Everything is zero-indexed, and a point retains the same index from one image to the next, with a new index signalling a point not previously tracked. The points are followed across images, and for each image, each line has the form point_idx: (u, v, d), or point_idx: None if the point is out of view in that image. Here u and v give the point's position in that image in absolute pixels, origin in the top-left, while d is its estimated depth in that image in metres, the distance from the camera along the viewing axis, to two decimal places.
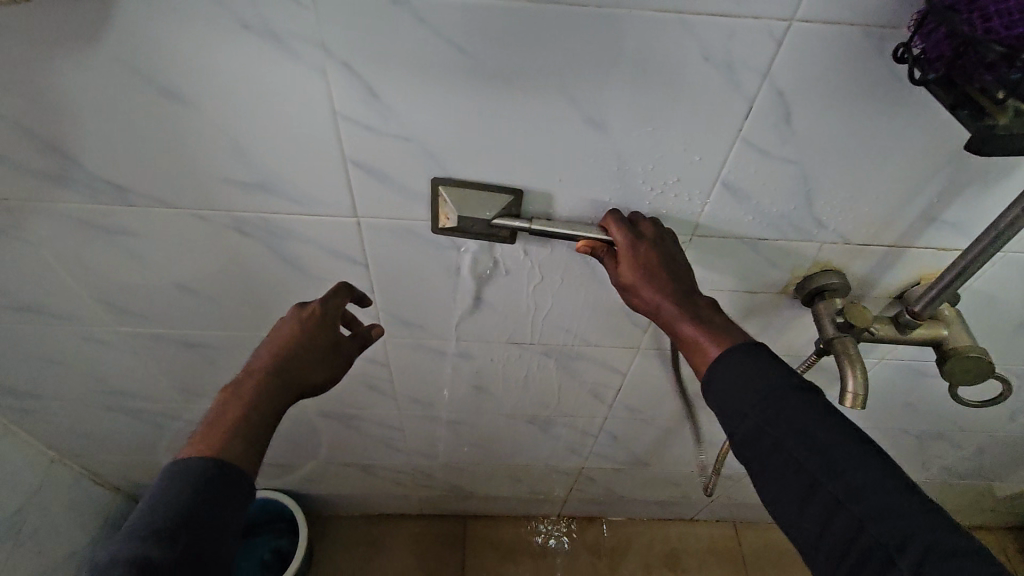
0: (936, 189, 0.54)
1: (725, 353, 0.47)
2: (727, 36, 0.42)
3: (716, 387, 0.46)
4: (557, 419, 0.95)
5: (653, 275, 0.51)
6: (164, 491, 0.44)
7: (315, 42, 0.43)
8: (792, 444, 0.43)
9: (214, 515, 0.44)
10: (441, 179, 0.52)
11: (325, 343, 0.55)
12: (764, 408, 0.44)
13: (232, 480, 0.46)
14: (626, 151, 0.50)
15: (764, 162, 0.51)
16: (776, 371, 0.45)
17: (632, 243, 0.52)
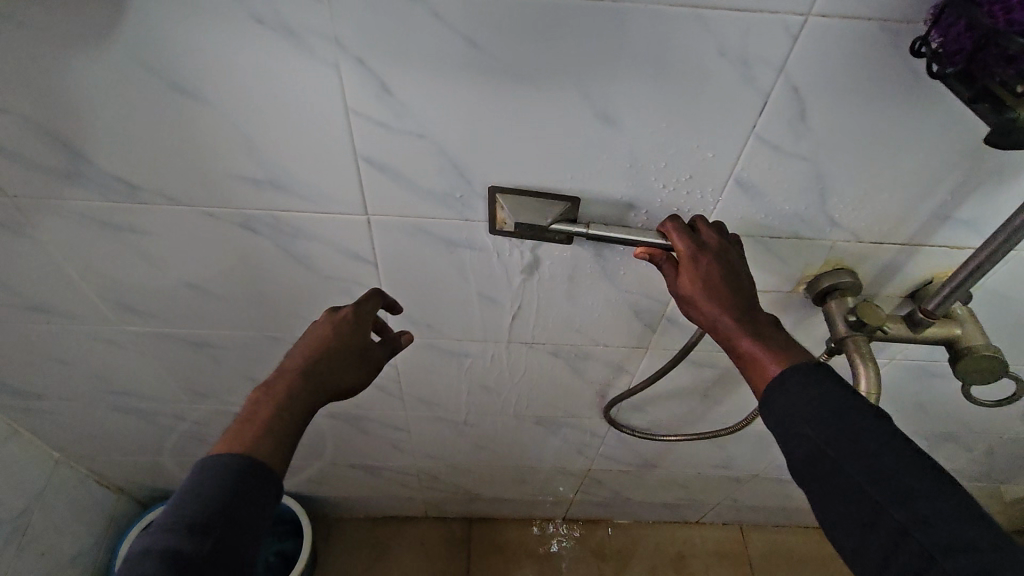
0: (951, 186, 0.53)
1: (785, 374, 0.47)
2: (743, 31, 0.42)
3: (777, 405, 0.46)
4: (564, 420, 0.95)
5: (716, 289, 0.49)
6: (198, 484, 0.43)
7: (326, 38, 0.43)
8: (854, 467, 0.42)
9: (242, 512, 0.43)
10: (499, 186, 0.53)
11: (357, 346, 0.56)
12: (826, 427, 0.44)
13: (260, 477, 0.45)
14: (639, 147, 0.50)
15: (778, 159, 0.51)
16: (838, 390, 0.45)
17: (696, 253, 0.50)
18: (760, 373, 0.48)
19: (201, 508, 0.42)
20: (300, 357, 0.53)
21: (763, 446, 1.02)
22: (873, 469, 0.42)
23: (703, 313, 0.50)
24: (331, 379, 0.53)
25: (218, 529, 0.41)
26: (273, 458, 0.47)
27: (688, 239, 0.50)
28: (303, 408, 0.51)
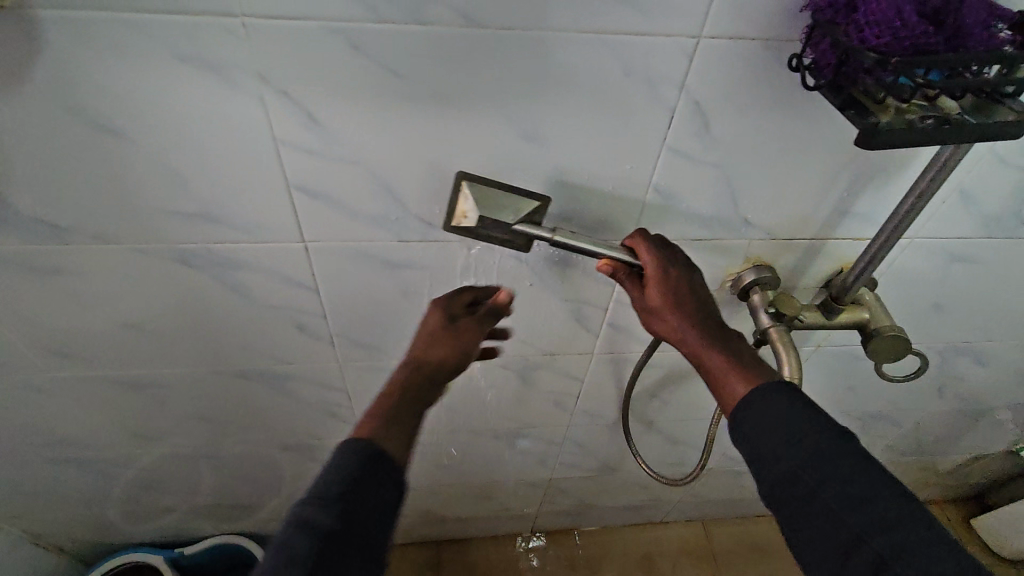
0: (846, 183, 0.58)
1: (747, 390, 0.51)
2: (645, 52, 0.45)
3: (746, 420, 0.50)
4: (522, 432, 0.96)
5: (680, 304, 0.54)
6: (334, 465, 0.44)
7: (251, 73, 0.44)
8: (830, 493, 0.45)
9: (372, 498, 0.43)
10: (467, 175, 0.52)
11: (457, 331, 0.56)
12: (804, 455, 0.46)
13: (389, 470, 0.45)
14: (563, 162, 0.53)
15: (691, 168, 0.55)
16: (815, 423, 0.47)
17: (664, 271, 0.54)
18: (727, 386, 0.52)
19: (337, 484, 0.42)
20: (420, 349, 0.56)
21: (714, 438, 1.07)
22: (851, 498, 0.44)
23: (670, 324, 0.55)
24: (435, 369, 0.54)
25: (346, 510, 0.41)
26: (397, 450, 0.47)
27: (659, 257, 0.54)
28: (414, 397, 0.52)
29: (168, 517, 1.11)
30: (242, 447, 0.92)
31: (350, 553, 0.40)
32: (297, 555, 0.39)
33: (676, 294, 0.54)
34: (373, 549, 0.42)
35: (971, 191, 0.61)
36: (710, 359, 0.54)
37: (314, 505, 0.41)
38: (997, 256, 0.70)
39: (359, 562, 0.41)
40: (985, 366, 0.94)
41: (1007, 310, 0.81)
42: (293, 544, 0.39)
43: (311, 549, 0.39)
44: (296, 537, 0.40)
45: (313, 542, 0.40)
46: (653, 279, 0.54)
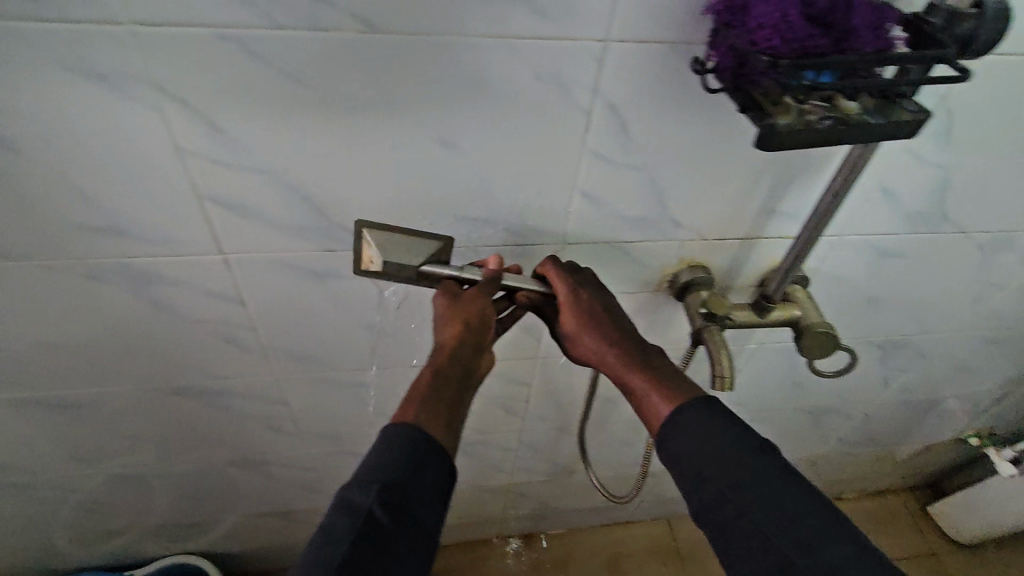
0: (769, 182, 0.59)
1: (671, 413, 0.52)
2: (553, 56, 0.45)
3: (671, 445, 0.51)
4: (475, 438, 0.95)
5: (596, 327, 0.56)
6: (386, 453, 0.46)
7: (145, 82, 0.42)
8: (757, 514, 0.46)
9: (417, 484, 0.45)
10: (367, 221, 0.54)
11: (471, 305, 0.54)
12: (728, 478, 0.48)
13: (435, 460, 0.47)
14: (483, 167, 0.52)
15: (614, 171, 0.55)
16: (737, 440, 0.49)
17: (575, 296, 0.56)
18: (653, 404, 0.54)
19: (382, 470, 0.45)
20: (445, 331, 0.54)
21: None
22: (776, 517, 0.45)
23: (589, 348, 0.57)
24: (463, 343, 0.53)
25: (391, 495, 0.44)
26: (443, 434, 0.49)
27: (568, 284, 0.56)
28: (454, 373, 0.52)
29: (116, 540, 1.07)
30: (185, 464, 0.90)
31: (397, 536, 0.43)
32: (340, 535, 0.42)
33: (589, 317, 0.56)
34: (423, 532, 0.44)
35: (892, 188, 0.62)
36: (630, 378, 0.55)
37: (361, 489, 0.44)
38: (925, 250, 0.72)
39: (408, 543, 0.43)
40: (926, 357, 0.97)
41: (941, 303, 0.82)
42: (341, 526, 0.42)
43: (359, 531, 0.42)
44: (343, 519, 0.43)
45: (360, 525, 0.42)
46: (564, 305, 0.56)
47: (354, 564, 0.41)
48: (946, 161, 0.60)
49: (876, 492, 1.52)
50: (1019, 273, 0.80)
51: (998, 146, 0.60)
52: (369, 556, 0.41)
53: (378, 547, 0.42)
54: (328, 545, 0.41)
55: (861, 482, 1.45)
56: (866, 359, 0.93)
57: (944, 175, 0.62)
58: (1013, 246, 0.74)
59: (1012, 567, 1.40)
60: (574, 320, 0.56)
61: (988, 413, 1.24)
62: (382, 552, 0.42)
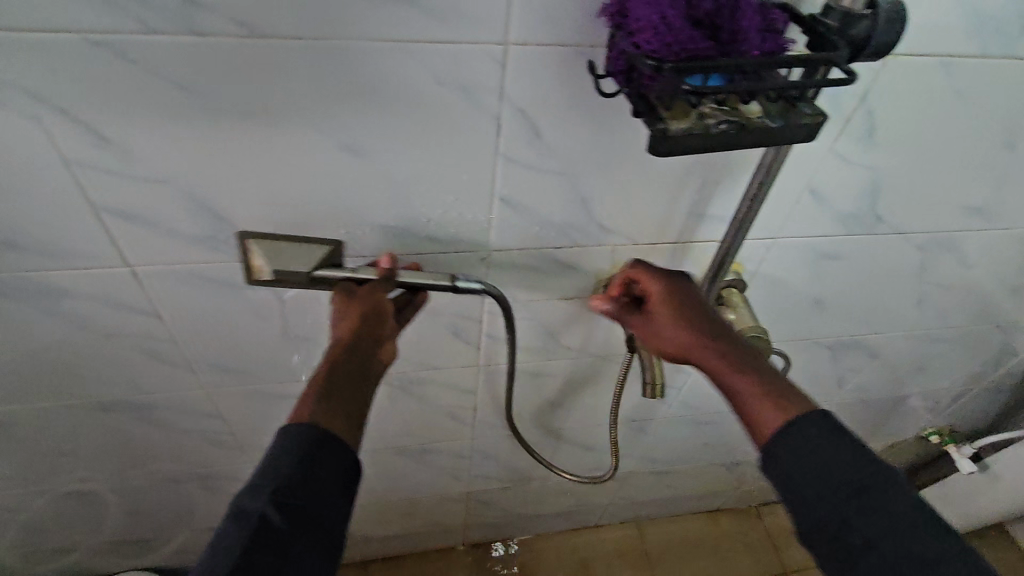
0: (695, 186, 0.58)
1: (789, 421, 0.51)
2: (453, 61, 0.44)
3: (780, 455, 0.50)
4: (426, 447, 0.94)
5: (697, 330, 0.56)
6: (277, 455, 0.44)
7: (17, 90, 0.40)
8: (875, 535, 0.46)
9: (316, 482, 0.43)
10: (248, 231, 0.52)
11: (367, 299, 0.53)
12: (877, 492, 0.47)
13: (334, 454, 0.45)
14: (394, 174, 0.51)
15: (532, 177, 0.54)
16: (851, 457, 0.49)
17: (667, 298, 0.57)
18: (762, 410, 0.52)
19: (276, 472, 0.43)
20: (340, 326, 0.52)
21: (627, 442, 1.07)
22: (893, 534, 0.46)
23: (699, 354, 0.56)
24: (359, 337, 0.51)
25: (286, 496, 0.42)
26: (342, 428, 0.47)
27: (664, 286, 0.57)
28: (347, 368, 0.50)
29: (61, 559, 1.04)
30: (125, 480, 0.87)
31: (294, 537, 0.41)
32: (233, 544, 0.40)
33: (701, 319, 0.57)
34: (324, 529, 0.43)
35: (821, 190, 0.62)
36: (736, 384, 0.54)
37: (254, 495, 0.42)
38: (862, 252, 0.72)
39: (307, 542, 0.42)
40: (877, 357, 0.97)
41: (885, 304, 0.82)
42: (233, 534, 0.40)
43: (251, 537, 0.40)
44: (234, 527, 0.41)
45: (252, 530, 0.40)
46: (661, 309, 0.57)
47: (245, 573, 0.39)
48: (873, 162, 0.60)
49: None
50: (960, 273, 0.80)
51: (924, 146, 0.59)
52: (264, 561, 0.39)
53: (273, 550, 0.40)
54: (218, 558, 0.39)
55: None
56: (817, 361, 0.93)
57: (873, 176, 0.62)
58: (952, 247, 0.74)
59: None
60: (683, 320, 0.56)
61: (947, 411, 1.25)
62: (279, 555, 0.40)
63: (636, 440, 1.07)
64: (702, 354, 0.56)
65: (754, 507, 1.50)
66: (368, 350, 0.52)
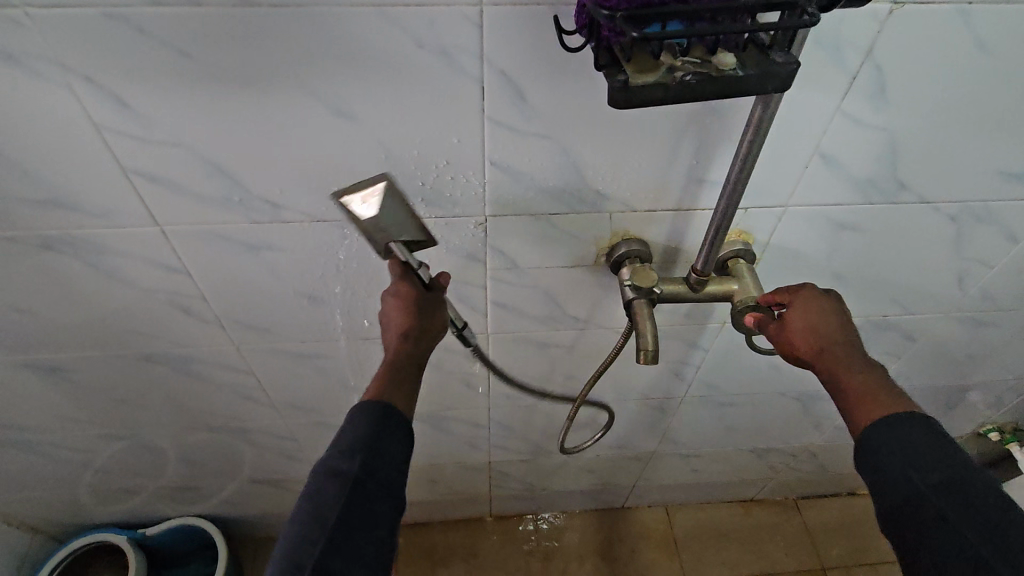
0: (690, 151, 0.57)
1: (895, 416, 0.51)
2: (431, 23, 0.46)
3: (875, 444, 0.51)
4: (442, 412, 0.97)
5: (821, 336, 0.57)
6: (352, 426, 0.48)
7: (52, 61, 0.46)
8: (955, 516, 0.45)
9: (387, 453, 0.48)
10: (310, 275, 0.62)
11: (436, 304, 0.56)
12: (959, 478, 0.47)
13: (397, 428, 0.49)
14: (384, 137, 0.54)
15: (520, 140, 0.55)
16: (947, 447, 0.49)
17: (809, 304, 0.59)
18: (866, 412, 0.53)
19: (354, 440, 0.47)
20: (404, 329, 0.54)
21: (646, 421, 1.06)
22: (980, 518, 0.44)
23: (818, 355, 0.57)
24: (424, 337, 0.55)
25: (366, 462, 0.46)
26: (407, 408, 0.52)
27: (812, 297, 0.59)
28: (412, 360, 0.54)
29: (127, 501, 1.17)
30: (173, 430, 0.96)
31: (374, 496, 0.46)
32: (324, 502, 0.44)
33: (820, 327, 0.58)
34: (394, 494, 0.47)
35: (832, 155, 0.59)
36: (851, 383, 0.55)
37: (341, 456, 0.46)
38: (884, 223, 0.68)
39: (383, 503, 0.46)
40: (916, 341, 0.91)
41: (918, 280, 0.77)
42: (322, 494, 0.44)
43: (342, 496, 0.44)
44: (330, 486, 0.45)
45: (341, 491, 0.44)
46: (799, 311, 0.59)
47: (340, 529, 0.43)
48: (888, 123, 0.57)
49: None
50: (1006, 250, 0.73)
51: (945, 105, 0.56)
52: (354, 517, 0.44)
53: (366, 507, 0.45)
54: (312, 517, 0.43)
55: None
56: None
57: (889, 138, 0.58)
58: (992, 219, 0.69)
59: None
60: (801, 326, 0.58)
61: (1010, 407, 1.15)
62: (364, 513, 0.45)
63: (656, 419, 1.06)
64: (823, 356, 0.57)
65: (791, 500, 1.45)
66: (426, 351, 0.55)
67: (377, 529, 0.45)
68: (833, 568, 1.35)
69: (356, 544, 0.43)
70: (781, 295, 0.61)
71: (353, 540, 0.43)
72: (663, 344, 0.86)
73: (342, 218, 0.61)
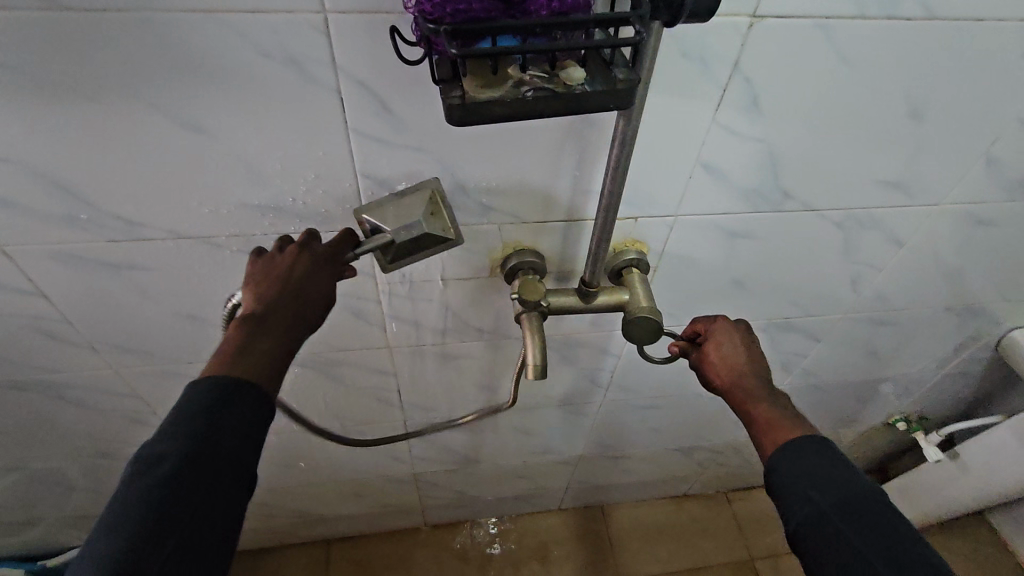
0: (572, 163, 0.56)
1: (797, 439, 0.51)
2: (273, 32, 0.43)
3: (781, 466, 0.50)
4: (356, 427, 0.94)
5: (734, 365, 0.58)
6: (191, 395, 0.43)
7: None
8: (857, 538, 0.45)
9: (236, 429, 0.43)
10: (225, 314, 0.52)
11: (328, 274, 0.51)
12: (860, 501, 0.46)
13: (254, 403, 0.44)
14: (242, 150, 0.50)
15: (392, 152, 0.52)
16: (846, 468, 0.48)
17: (722, 335, 0.60)
18: (770, 439, 0.52)
19: (192, 414, 0.42)
20: (296, 296, 0.48)
21: (570, 425, 1.05)
22: (880, 545, 0.44)
23: (729, 382, 0.57)
24: (299, 300, 0.48)
25: (199, 436, 0.41)
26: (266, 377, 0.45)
27: (724, 329, 0.60)
28: (280, 321, 0.47)
29: (24, 533, 1.08)
30: (61, 459, 0.90)
31: (211, 478, 0.40)
32: (142, 485, 0.39)
33: (730, 359, 0.59)
34: (240, 472, 0.42)
35: (714, 164, 0.59)
36: (758, 410, 0.54)
37: (166, 433, 0.41)
38: (775, 231, 0.69)
39: (227, 485, 0.41)
40: (822, 340, 0.93)
41: (816, 283, 0.79)
42: (147, 476, 0.39)
43: (171, 477, 0.39)
44: (149, 465, 0.40)
45: (170, 473, 0.39)
46: (714, 341, 0.60)
47: (168, 513, 0.38)
48: (766, 135, 0.57)
49: None
50: (894, 252, 0.76)
51: (819, 117, 0.56)
52: (176, 499, 0.39)
53: (190, 485, 0.40)
54: (131, 504, 0.38)
55: None
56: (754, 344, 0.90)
57: (769, 149, 0.59)
58: (876, 226, 0.71)
59: (944, 552, 1.38)
60: (715, 356, 0.59)
61: (918, 397, 1.20)
62: (201, 496, 0.40)
63: (579, 423, 1.05)
64: (735, 384, 0.57)
65: (722, 493, 1.48)
66: (298, 319, 0.48)
67: (219, 510, 0.41)
68: (762, 558, 1.39)
69: (192, 528, 0.39)
70: (700, 325, 0.62)
71: (179, 526, 0.38)
72: (575, 351, 0.86)
73: (210, 235, 0.57)
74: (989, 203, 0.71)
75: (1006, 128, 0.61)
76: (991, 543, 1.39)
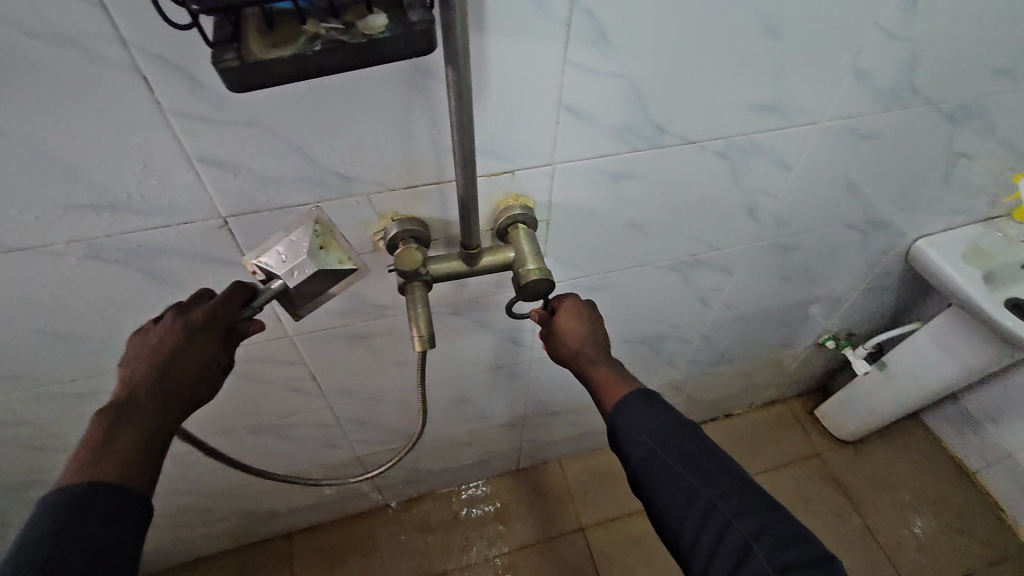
0: (426, 122, 0.53)
1: (629, 392, 0.57)
2: (32, 8, 0.38)
3: (620, 415, 0.55)
4: (281, 421, 0.92)
5: (590, 339, 0.62)
6: (38, 517, 0.42)
7: None
8: (678, 464, 0.51)
9: (90, 542, 0.42)
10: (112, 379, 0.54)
11: (204, 342, 0.52)
12: (676, 432, 0.53)
13: (111, 513, 0.44)
14: (48, 148, 0.46)
15: (222, 131, 0.49)
16: (666, 407, 0.55)
17: (574, 309, 0.64)
18: (610, 395, 0.58)
19: (40, 535, 0.41)
20: (167, 372, 0.50)
21: (505, 387, 1.05)
22: (696, 469, 0.51)
23: (571, 348, 0.62)
24: (173, 379, 0.50)
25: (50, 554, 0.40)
26: (125, 470, 0.46)
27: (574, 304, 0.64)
28: (150, 406, 0.49)
29: None
30: None
31: None
32: None
33: (577, 331, 0.62)
34: None
35: (579, 106, 0.57)
36: (599, 372, 0.60)
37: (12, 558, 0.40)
38: (658, 169, 0.68)
39: None
40: (735, 272, 0.94)
41: (715, 216, 0.79)
42: None
43: None
44: None
45: None
46: (568, 309, 0.64)
47: None
48: (623, 70, 0.55)
49: (765, 403, 1.54)
50: (784, 177, 0.76)
51: (673, 47, 0.55)
52: None
53: None
54: None
55: (744, 397, 1.46)
56: (667, 284, 0.91)
57: (629, 84, 0.57)
58: (760, 152, 0.70)
59: (884, 458, 1.45)
60: (569, 325, 0.62)
61: (844, 316, 1.24)
62: None
63: (512, 385, 1.05)
64: (593, 361, 0.60)
65: None
66: (173, 399, 0.50)
67: None
68: None
69: None
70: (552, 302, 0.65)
71: None
72: (488, 314, 0.84)
73: (45, 244, 0.52)
74: (865, 115, 0.71)
75: (865, 36, 0.61)
76: (926, 444, 1.47)
